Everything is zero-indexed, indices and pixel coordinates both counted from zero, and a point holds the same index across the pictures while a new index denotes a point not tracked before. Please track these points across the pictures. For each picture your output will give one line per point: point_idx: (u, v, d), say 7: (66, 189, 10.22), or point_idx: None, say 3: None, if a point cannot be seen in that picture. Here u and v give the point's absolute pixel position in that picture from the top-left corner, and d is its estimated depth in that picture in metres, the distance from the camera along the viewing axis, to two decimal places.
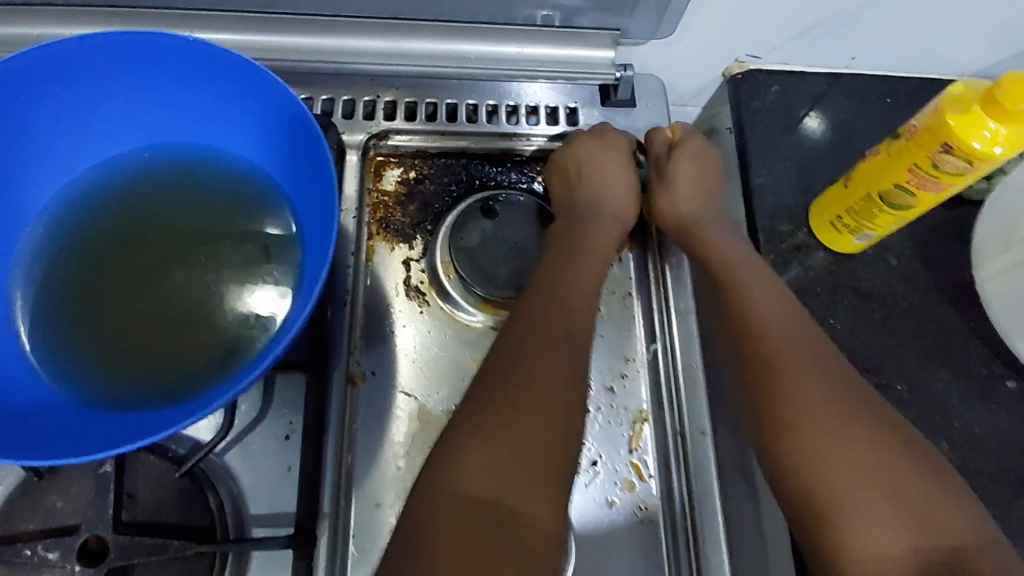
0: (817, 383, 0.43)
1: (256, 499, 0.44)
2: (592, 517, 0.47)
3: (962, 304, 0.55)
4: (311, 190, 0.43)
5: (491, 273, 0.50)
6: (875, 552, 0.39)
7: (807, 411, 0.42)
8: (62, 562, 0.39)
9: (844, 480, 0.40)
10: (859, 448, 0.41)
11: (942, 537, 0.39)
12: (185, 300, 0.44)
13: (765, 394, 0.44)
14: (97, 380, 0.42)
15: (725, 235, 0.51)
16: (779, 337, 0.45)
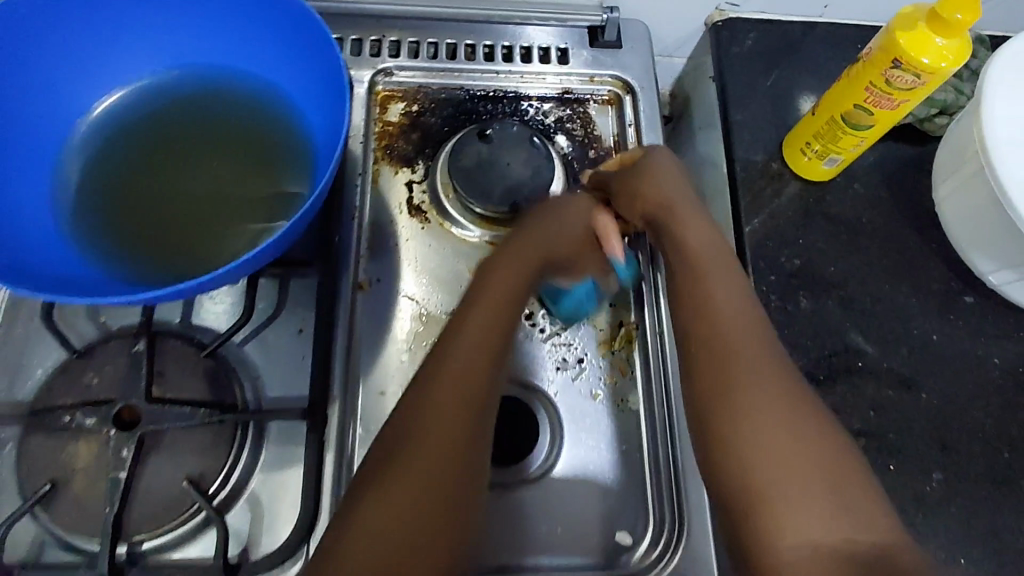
0: (764, 371, 0.43)
1: (273, 383, 0.49)
2: (579, 407, 0.51)
3: (923, 228, 0.59)
4: (327, 99, 0.46)
5: (487, 190, 0.54)
6: (803, 541, 0.37)
7: (752, 395, 0.42)
8: (99, 428, 0.44)
9: (780, 465, 0.39)
10: (797, 437, 0.40)
11: (870, 533, 0.37)
12: (205, 198, 0.47)
13: (713, 377, 0.43)
14: (119, 263, 0.44)
15: (693, 222, 0.50)
16: (730, 321, 0.45)
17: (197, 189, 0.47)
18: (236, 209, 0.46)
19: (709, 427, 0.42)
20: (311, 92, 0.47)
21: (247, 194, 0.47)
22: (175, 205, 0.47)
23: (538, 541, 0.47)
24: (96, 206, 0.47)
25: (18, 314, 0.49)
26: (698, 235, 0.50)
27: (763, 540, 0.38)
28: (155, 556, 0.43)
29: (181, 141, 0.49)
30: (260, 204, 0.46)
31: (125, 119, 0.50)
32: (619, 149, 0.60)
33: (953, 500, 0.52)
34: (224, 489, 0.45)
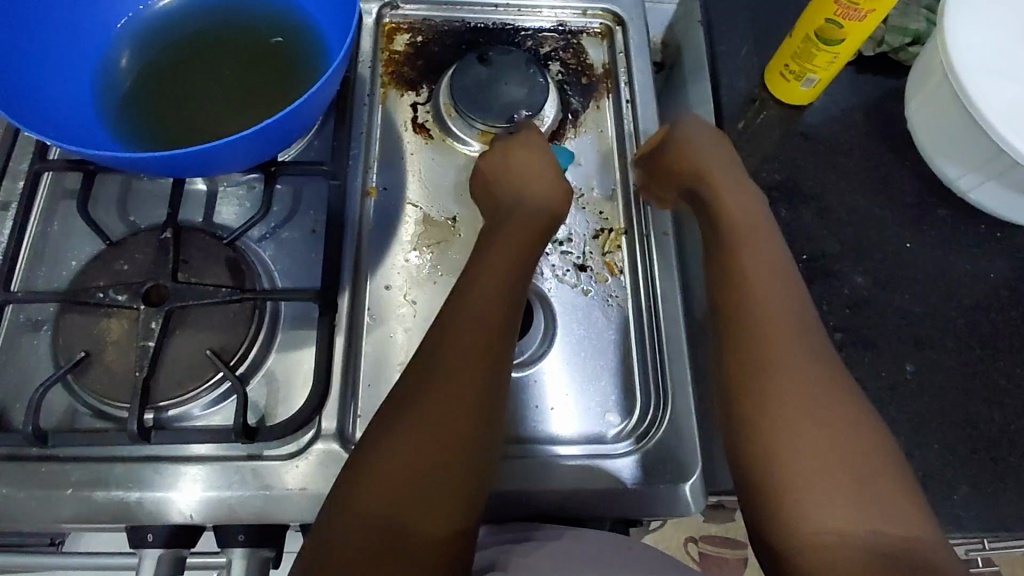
0: (795, 357, 0.43)
1: (288, 276, 0.53)
2: (571, 302, 0.55)
3: (898, 147, 0.63)
4: (342, 13, 0.49)
5: (487, 107, 0.58)
6: (827, 526, 0.37)
7: (783, 380, 0.42)
8: (130, 303, 0.47)
9: (807, 449, 0.40)
10: (825, 424, 0.40)
11: (893, 520, 0.37)
12: (223, 92, 0.50)
13: (743, 365, 0.44)
14: (136, 143, 0.47)
15: (736, 198, 0.52)
16: (762, 307, 0.46)
17: (217, 85, 0.50)
18: (251, 106, 0.49)
19: (740, 411, 0.43)
20: (329, 7, 0.51)
21: (260, 94, 0.50)
22: (194, 96, 0.49)
23: (533, 416, 0.51)
24: (123, 88, 0.50)
25: (54, 212, 0.53)
26: (738, 222, 0.51)
27: (786, 522, 0.38)
28: (180, 422, 0.48)
29: (207, 41, 0.52)
30: (273, 104, 0.49)
31: (159, 17, 0.53)
32: (610, 76, 0.64)
33: (929, 391, 0.55)
34: (245, 364, 0.49)
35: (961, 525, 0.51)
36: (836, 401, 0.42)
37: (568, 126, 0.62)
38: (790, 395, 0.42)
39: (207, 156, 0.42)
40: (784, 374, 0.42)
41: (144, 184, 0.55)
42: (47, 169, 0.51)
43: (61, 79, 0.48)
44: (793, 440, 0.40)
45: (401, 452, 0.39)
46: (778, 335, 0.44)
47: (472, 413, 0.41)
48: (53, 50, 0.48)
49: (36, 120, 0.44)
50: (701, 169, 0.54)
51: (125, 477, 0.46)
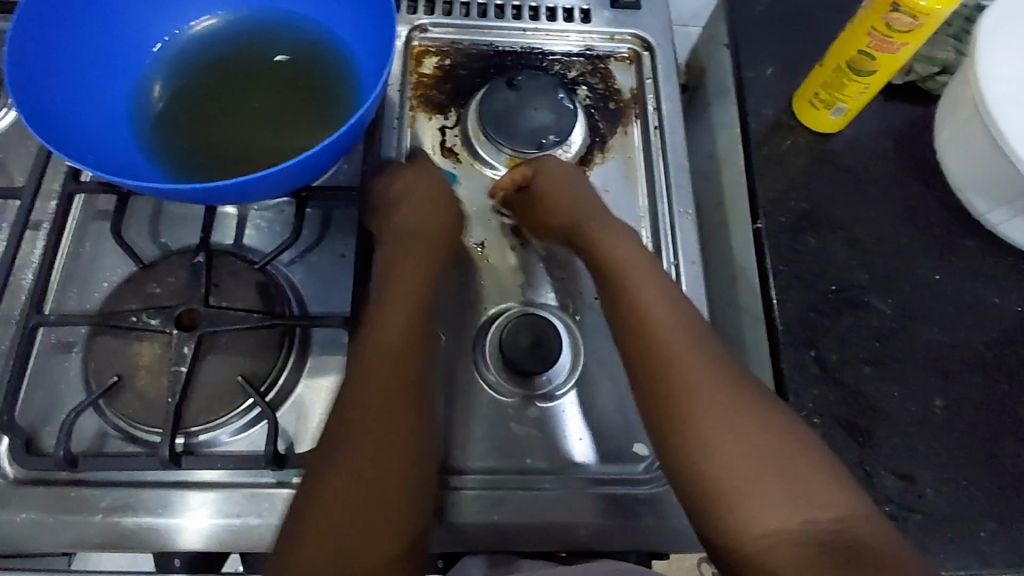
0: (697, 372, 0.45)
1: (317, 300, 0.53)
2: (599, 331, 0.55)
3: (927, 177, 0.63)
4: (379, 41, 0.49)
5: (515, 133, 0.58)
6: (764, 530, 0.39)
7: (693, 398, 0.44)
8: (161, 327, 0.47)
9: (724, 465, 0.41)
10: (741, 435, 0.42)
11: (826, 507, 0.40)
12: (258, 118, 0.50)
13: (657, 390, 0.45)
14: (166, 169, 0.47)
15: (611, 235, 0.53)
16: (665, 338, 0.46)
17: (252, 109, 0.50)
18: (286, 132, 0.49)
19: (663, 440, 0.44)
20: (367, 35, 0.51)
21: (295, 120, 0.50)
22: (229, 121, 0.50)
23: (561, 447, 0.51)
24: (159, 111, 0.50)
25: (86, 233, 0.53)
26: (615, 249, 0.52)
27: (727, 536, 0.40)
28: (209, 447, 0.48)
29: (245, 66, 0.52)
30: (308, 131, 0.49)
31: (197, 40, 0.54)
32: (637, 101, 0.64)
33: (957, 425, 0.54)
34: (274, 390, 0.49)
35: (990, 563, 0.51)
36: (746, 405, 0.44)
37: (595, 152, 0.62)
38: (704, 415, 0.43)
39: (243, 187, 0.42)
40: (699, 407, 0.44)
41: (175, 205, 0.55)
42: (80, 191, 0.51)
43: (100, 102, 0.48)
44: (717, 456, 0.42)
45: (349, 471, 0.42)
46: (677, 353, 0.46)
47: (399, 426, 0.44)
48: (89, 75, 0.48)
49: (71, 146, 0.44)
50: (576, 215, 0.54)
51: (154, 502, 0.46)
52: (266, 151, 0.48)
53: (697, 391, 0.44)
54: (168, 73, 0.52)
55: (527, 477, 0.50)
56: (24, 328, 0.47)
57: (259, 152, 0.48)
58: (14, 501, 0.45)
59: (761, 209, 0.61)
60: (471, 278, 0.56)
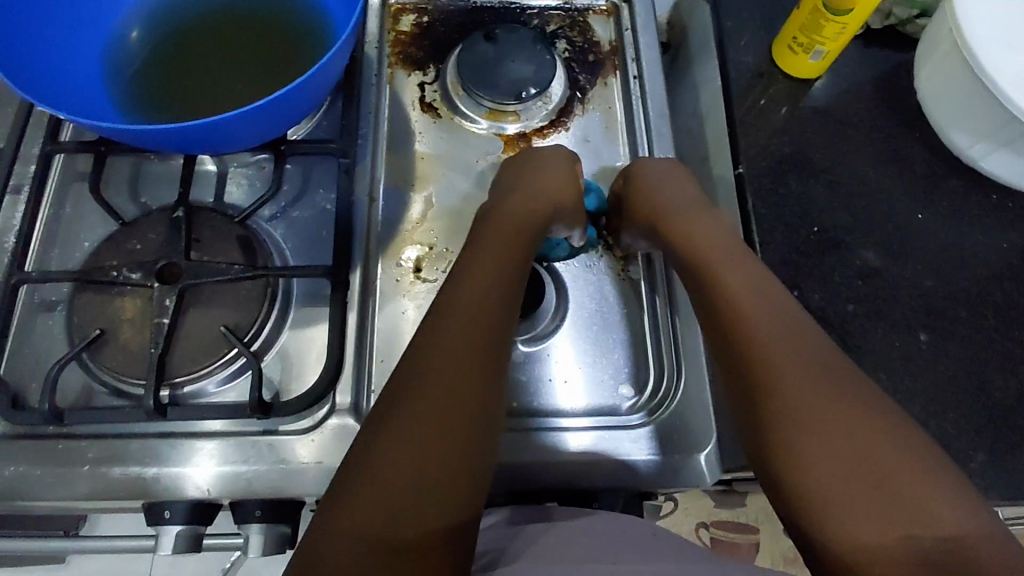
0: (799, 368, 0.42)
1: (298, 255, 0.53)
2: (583, 278, 0.55)
3: (907, 118, 0.63)
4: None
5: (494, 84, 0.58)
6: (887, 539, 0.35)
7: (784, 374, 0.42)
8: (143, 281, 0.47)
9: (840, 462, 0.38)
10: (858, 433, 0.39)
11: (934, 522, 0.35)
12: (234, 67, 0.50)
13: (740, 371, 0.44)
14: (136, 117, 0.48)
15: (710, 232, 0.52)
16: (758, 312, 0.45)
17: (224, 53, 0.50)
18: (258, 83, 0.49)
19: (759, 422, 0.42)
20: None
21: (270, 70, 0.50)
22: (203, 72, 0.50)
23: (547, 391, 0.51)
24: (133, 62, 0.50)
25: (66, 194, 0.53)
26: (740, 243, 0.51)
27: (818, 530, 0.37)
28: (195, 399, 0.48)
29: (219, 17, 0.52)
30: (284, 79, 0.50)
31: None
32: (616, 53, 0.63)
33: (943, 361, 0.54)
34: (258, 341, 0.49)
35: (980, 493, 0.50)
36: (864, 406, 0.40)
37: (575, 105, 0.61)
38: (809, 411, 0.40)
39: (217, 129, 0.42)
40: (796, 380, 0.41)
41: (155, 165, 0.55)
42: (57, 150, 0.51)
43: (74, 51, 0.48)
44: (824, 456, 0.38)
45: (381, 461, 0.39)
46: (788, 351, 0.43)
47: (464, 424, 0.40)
48: (65, 21, 0.48)
49: (39, 89, 0.44)
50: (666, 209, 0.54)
51: (141, 453, 0.46)
52: (230, 99, 0.48)
53: (795, 366, 0.42)
54: (141, 23, 0.52)
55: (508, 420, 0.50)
56: (6, 285, 0.48)
57: (224, 98, 0.48)
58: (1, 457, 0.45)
59: (742, 155, 0.60)
60: (456, 226, 0.56)
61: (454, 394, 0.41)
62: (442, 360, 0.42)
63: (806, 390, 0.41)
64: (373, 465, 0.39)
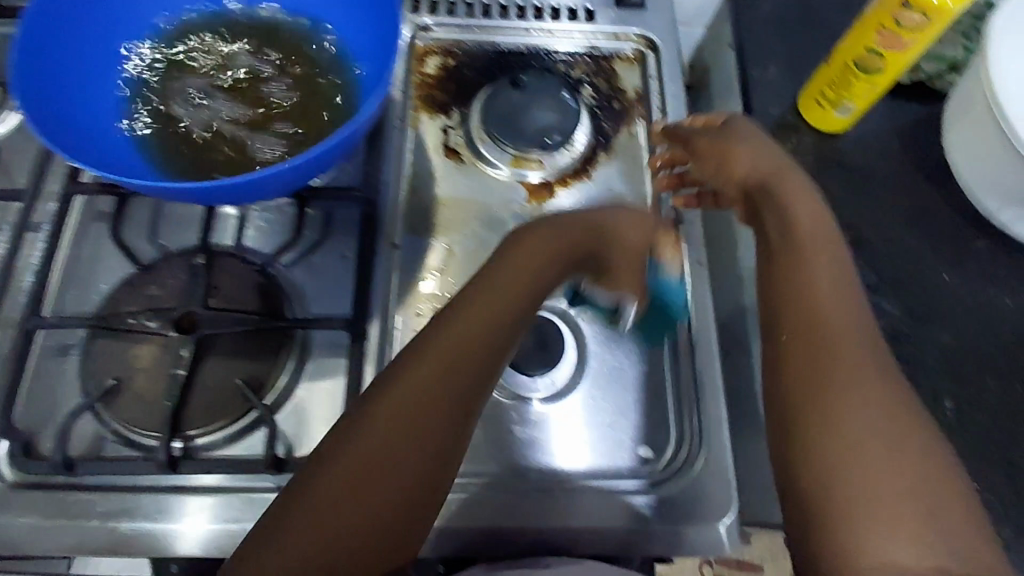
0: (872, 374, 0.38)
1: (315, 300, 0.52)
2: (599, 336, 0.54)
3: (936, 178, 0.62)
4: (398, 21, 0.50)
5: (519, 133, 0.58)
6: (890, 564, 0.33)
7: (844, 366, 0.39)
8: (161, 330, 0.47)
9: (897, 493, 0.34)
10: (927, 457, 0.35)
11: (972, 560, 0.33)
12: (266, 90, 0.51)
13: (813, 345, 0.40)
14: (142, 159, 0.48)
15: (827, 269, 0.43)
16: (839, 318, 0.41)
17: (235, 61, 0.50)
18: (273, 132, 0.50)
19: (804, 419, 0.38)
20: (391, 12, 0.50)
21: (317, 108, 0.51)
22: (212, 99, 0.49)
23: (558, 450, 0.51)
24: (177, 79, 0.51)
25: (84, 234, 0.54)
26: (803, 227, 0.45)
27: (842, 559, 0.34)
28: (209, 451, 0.47)
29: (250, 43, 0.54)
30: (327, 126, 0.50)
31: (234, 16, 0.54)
32: (642, 101, 0.63)
33: (971, 426, 0.53)
34: (274, 393, 0.48)
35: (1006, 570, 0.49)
36: (924, 435, 0.36)
37: (599, 153, 0.60)
38: (878, 410, 0.37)
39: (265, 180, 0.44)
40: (868, 379, 0.38)
41: (176, 206, 0.55)
42: (80, 192, 0.52)
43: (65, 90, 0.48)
44: (855, 467, 0.35)
45: (344, 479, 0.37)
46: (845, 335, 0.40)
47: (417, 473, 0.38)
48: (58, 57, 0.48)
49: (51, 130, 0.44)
50: (803, 250, 0.44)
51: (176, 507, 0.45)
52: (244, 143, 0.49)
53: (876, 373, 0.38)
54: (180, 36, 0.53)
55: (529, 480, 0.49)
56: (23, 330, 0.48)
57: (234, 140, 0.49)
58: (13, 507, 0.45)
59: None
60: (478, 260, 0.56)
61: (480, 368, 0.41)
62: (399, 390, 0.39)
63: (877, 398, 0.37)
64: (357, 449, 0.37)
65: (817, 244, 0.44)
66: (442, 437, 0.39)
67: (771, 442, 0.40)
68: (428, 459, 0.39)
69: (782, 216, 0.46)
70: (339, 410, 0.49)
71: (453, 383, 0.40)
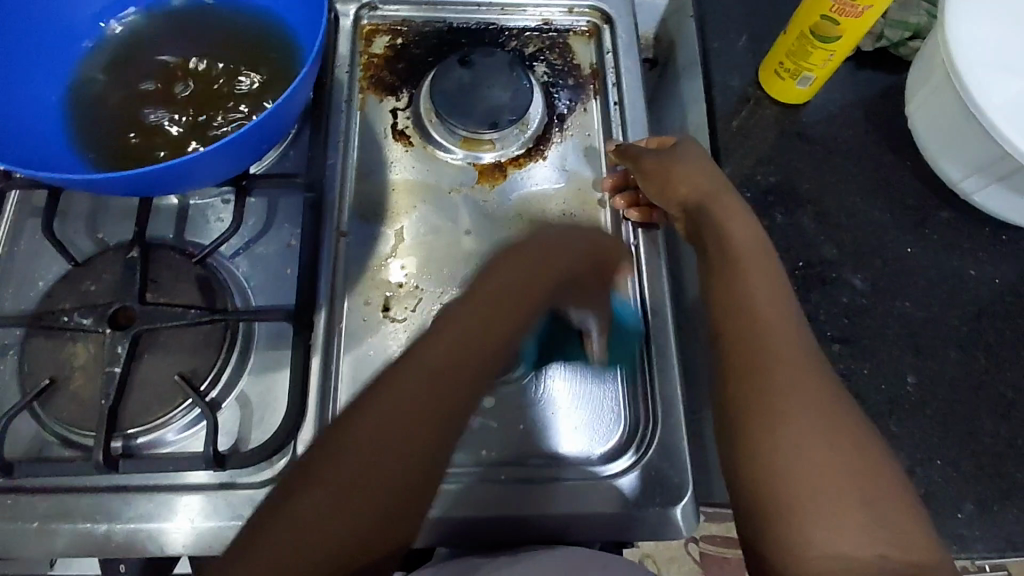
0: (813, 373, 0.40)
1: (260, 292, 0.51)
2: None
3: (900, 149, 0.60)
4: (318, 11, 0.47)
5: (468, 112, 0.56)
6: (835, 555, 0.35)
7: (784, 364, 0.41)
8: (95, 327, 0.45)
9: (847, 481, 0.37)
10: (859, 453, 0.38)
11: (907, 546, 0.35)
12: (188, 87, 0.50)
13: (747, 345, 0.42)
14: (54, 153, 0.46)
15: (760, 275, 0.45)
16: (773, 318, 0.43)
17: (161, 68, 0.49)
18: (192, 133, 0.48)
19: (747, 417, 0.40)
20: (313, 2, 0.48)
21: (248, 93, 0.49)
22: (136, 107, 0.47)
23: (510, 438, 0.50)
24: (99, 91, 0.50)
25: (21, 231, 0.52)
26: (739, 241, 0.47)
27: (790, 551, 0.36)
28: (151, 449, 0.46)
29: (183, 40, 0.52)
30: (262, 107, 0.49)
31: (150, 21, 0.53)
32: (597, 77, 0.61)
33: (932, 402, 0.52)
34: (216, 387, 0.47)
35: (966, 545, 0.49)
36: (854, 433, 0.39)
37: (553, 131, 0.59)
38: (814, 400, 0.39)
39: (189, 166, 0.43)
40: (803, 372, 0.40)
41: (114, 199, 0.53)
42: (12, 187, 0.50)
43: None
44: (798, 469, 0.37)
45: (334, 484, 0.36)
46: (783, 338, 0.42)
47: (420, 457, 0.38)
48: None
49: None
50: (736, 256, 0.46)
51: (116, 506, 0.44)
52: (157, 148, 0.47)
53: (811, 366, 0.41)
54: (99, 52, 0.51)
55: (484, 469, 0.49)
56: None
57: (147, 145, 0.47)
58: None
59: None
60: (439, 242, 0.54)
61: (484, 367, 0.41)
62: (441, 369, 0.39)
63: (813, 391, 0.40)
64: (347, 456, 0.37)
65: (753, 254, 0.46)
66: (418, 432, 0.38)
67: (722, 452, 0.40)
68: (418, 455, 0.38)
69: (719, 232, 0.48)
70: (285, 403, 0.48)
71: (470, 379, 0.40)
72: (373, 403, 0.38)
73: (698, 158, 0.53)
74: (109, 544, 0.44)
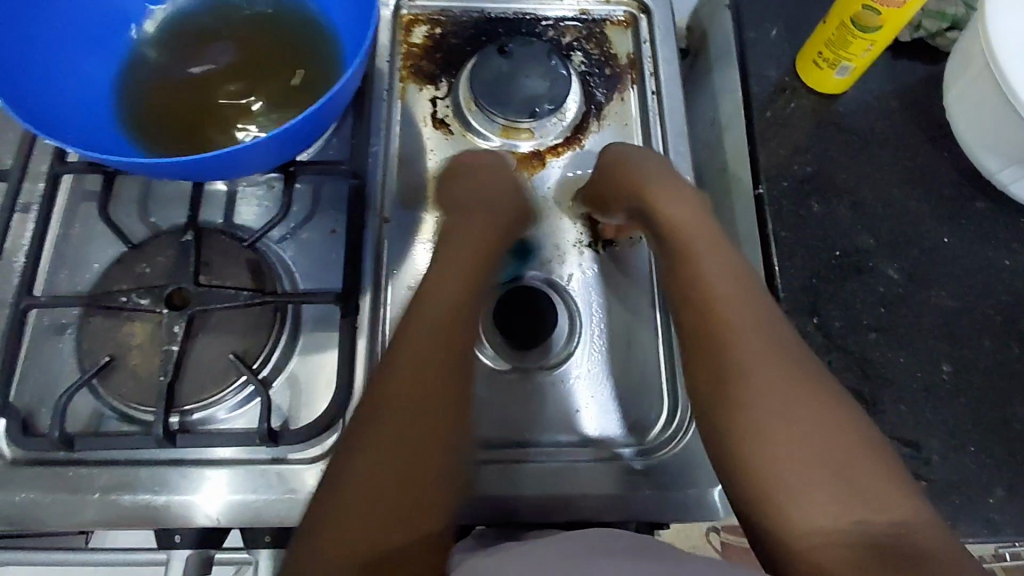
0: (762, 359, 0.43)
1: (307, 275, 0.53)
2: (587, 302, 0.54)
3: (937, 139, 0.60)
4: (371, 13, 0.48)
5: (508, 101, 0.56)
6: (815, 528, 0.37)
7: (732, 350, 0.44)
8: (152, 307, 0.47)
9: (814, 456, 0.39)
10: (823, 425, 0.40)
11: (881, 511, 0.37)
12: (238, 87, 0.51)
13: (699, 336, 0.46)
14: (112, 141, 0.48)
15: (715, 262, 0.48)
16: (720, 308, 0.46)
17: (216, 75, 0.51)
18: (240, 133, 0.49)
19: (716, 409, 0.43)
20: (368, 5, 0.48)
21: (290, 84, 0.51)
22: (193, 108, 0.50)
23: (549, 420, 0.51)
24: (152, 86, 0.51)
25: (75, 214, 0.54)
26: (684, 226, 0.50)
27: (783, 534, 0.38)
28: (205, 425, 0.48)
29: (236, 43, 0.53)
30: (308, 92, 0.50)
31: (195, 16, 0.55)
32: (634, 67, 0.62)
33: (967, 391, 0.53)
34: (267, 367, 0.48)
35: (1000, 531, 0.49)
36: (816, 406, 0.41)
37: (591, 121, 0.60)
38: (763, 383, 0.42)
39: (245, 155, 0.44)
40: (746, 353, 0.44)
41: (165, 184, 0.55)
42: (67, 171, 0.52)
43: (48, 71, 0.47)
44: (763, 453, 0.40)
45: (365, 476, 0.40)
46: (733, 325, 0.45)
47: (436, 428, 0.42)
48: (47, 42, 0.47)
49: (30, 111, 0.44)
50: (689, 245, 0.49)
51: (172, 479, 0.46)
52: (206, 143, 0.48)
53: (757, 344, 0.44)
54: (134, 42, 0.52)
55: (525, 450, 0.50)
56: (16, 309, 0.48)
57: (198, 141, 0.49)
58: (14, 483, 0.46)
59: (762, 172, 0.59)
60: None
61: (445, 348, 0.45)
62: (411, 364, 0.44)
63: (767, 373, 0.43)
64: (356, 449, 0.41)
65: (699, 243, 0.50)
66: (405, 421, 0.42)
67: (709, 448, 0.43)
68: (429, 433, 0.42)
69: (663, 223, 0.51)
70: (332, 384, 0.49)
71: (434, 366, 0.44)
72: (382, 404, 0.43)
73: (641, 155, 0.54)
74: (164, 517, 0.45)
